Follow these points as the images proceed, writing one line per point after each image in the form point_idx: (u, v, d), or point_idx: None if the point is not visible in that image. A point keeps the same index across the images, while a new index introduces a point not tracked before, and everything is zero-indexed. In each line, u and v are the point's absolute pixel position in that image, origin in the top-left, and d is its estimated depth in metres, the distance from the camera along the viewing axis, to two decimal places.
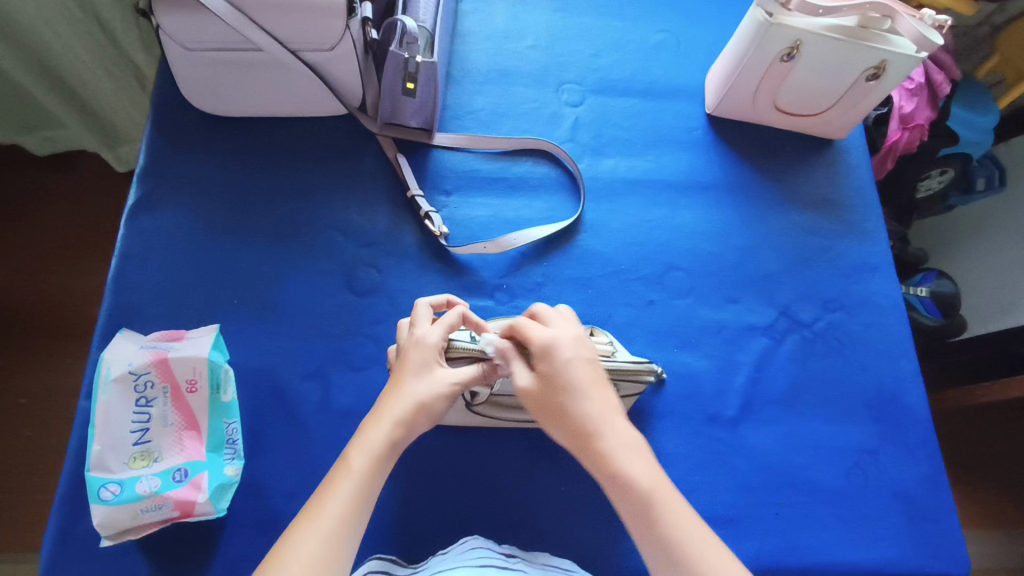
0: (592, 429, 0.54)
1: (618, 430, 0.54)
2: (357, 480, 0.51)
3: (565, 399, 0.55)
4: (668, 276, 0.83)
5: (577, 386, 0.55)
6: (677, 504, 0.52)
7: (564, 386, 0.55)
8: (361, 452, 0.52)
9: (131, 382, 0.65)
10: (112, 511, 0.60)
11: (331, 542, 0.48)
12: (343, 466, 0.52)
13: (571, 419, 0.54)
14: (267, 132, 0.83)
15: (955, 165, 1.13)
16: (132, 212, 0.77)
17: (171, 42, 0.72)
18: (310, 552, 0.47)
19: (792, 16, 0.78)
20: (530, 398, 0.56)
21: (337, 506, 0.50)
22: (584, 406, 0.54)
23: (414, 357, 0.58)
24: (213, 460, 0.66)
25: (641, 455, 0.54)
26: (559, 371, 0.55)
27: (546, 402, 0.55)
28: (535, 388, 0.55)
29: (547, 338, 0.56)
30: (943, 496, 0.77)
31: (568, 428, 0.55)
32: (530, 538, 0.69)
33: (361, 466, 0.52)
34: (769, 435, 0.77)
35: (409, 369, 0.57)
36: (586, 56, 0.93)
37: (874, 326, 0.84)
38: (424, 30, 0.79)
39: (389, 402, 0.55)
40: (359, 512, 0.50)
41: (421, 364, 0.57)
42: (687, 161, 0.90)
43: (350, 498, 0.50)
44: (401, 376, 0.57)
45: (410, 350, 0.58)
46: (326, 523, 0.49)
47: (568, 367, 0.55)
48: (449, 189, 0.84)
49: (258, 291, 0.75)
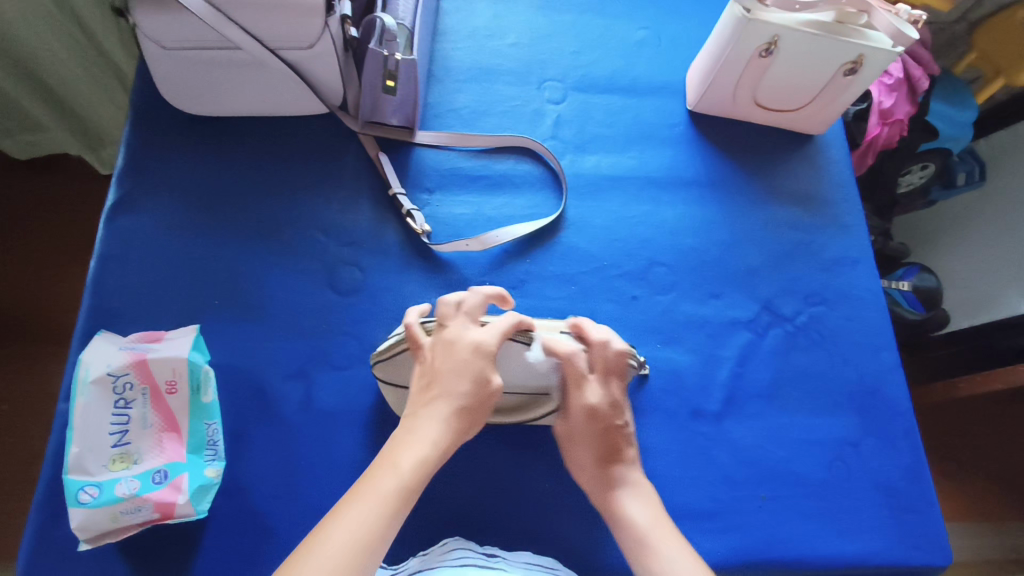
0: (602, 485, 0.62)
1: (627, 489, 0.62)
2: (400, 479, 0.52)
3: (592, 455, 0.63)
4: (651, 271, 0.83)
5: (601, 449, 0.63)
6: (667, 541, 0.57)
7: (594, 448, 0.63)
8: (411, 453, 0.54)
9: (110, 383, 0.64)
10: (90, 513, 0.60)
11: (369, 534, 0.48)
12: (390, 463, 0.53)
13: (589, 474, 0.63)
14: (248, 131, 0.82)
15: (935, 160, 1.14)
16: (111, 212, 0.76)
17: (147, 40, 0.72)
18: (345, 539, 0.47)
19: (769, 12, 0.79)
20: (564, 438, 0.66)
21: (379, 499, 0.50)
22: (605, 468, 0.63)
23: (471, 367, 0.59)
24: (193, 461, 0.65)
25: (644, 502, 0.61)
26: (592, 434, 0.63)
27: (573, 448, 0.65)
28: (568, 433, 0.65)
29: (589, 405, 0.63)
30: (925, 488, 0.77)
31: (583, 475, 0.64)
32: (514, 535, 0.69)
33: (409, 467, 0.53)
34: (752, 429, 0.78)
35: (467, 378, 0.58)
36: (567, 54, 0.93)
37: (855, 319, 0.85)
38: (403, 27, 0.78)
39: (446, 409, 0.57)
40: (395, 511, 0.50)
41: (478, 373, 0.58)
42: (669, 157, 0.90)
43: (390, 493, 0.51)
44: (459, 386, 0.58)
45: (467, 356, 0.59)
46: (366, 514, 0.49)
47: (599, 431, 0.63)
48: (431, 186, 0.83)
49: (239, 291, 0.75)
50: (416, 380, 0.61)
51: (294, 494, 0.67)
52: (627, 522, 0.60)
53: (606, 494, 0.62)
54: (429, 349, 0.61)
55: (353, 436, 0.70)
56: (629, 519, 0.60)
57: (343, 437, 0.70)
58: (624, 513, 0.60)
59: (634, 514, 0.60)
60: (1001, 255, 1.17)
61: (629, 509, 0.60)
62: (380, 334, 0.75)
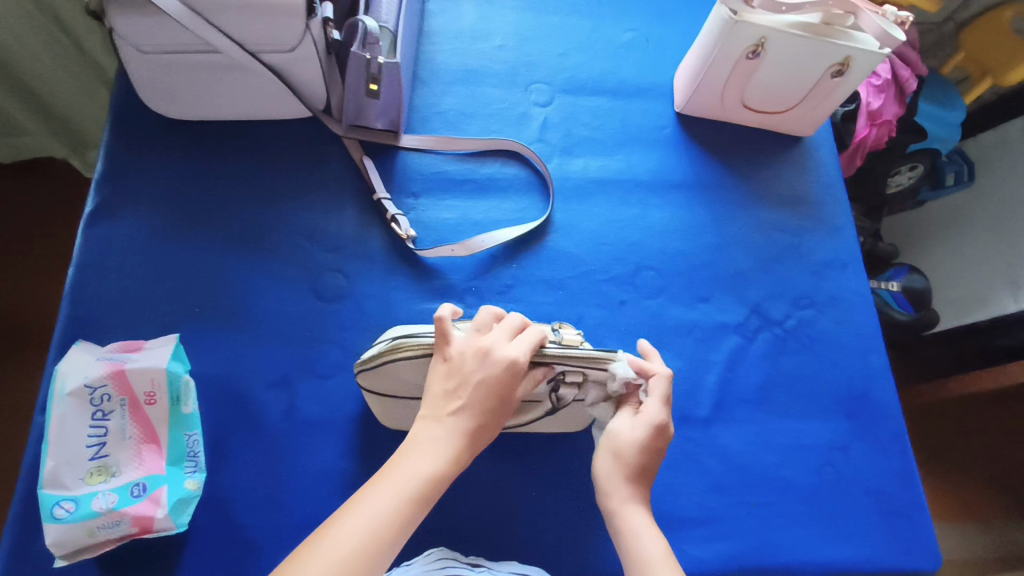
0: (621, 504, 0.56)
1: (642, 515, 0.55)
2: (413, 488, 0.47)
3: (634, 471, 0.57)
4: (639, 275, 0.82)
5: (643, 467, 0.57)
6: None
7: (641, 460, 0.57)
8: (427, 461, 0.49)
9: (87, 396, 0.63)
10: (66, 529, 0.58)
11: (369, 547, 0.44)
12: (406, 468, 0.48)
13: (618, 490, 0.56)
14: (229, 136, 0.81)
15: (924, 160, 1.15)
16: (90, 219, 0.75)
17: (125, 44, 0.70)
18: (345, 549, 0.43)
19: (755, 13, 0.78)
20: (610, 446, 0.58)
21: (389, 509, 0.46)
22: (634, 487, 0.57)
23: (503, 384, 0.53)
24: (173, 474, 0.64)
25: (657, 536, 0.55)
26: (647, 448, 0.57)
27: (618, 459, 0.57)
28: (631, 445, 0.57)
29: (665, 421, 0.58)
30: (914, 492, 0.77)
31: (603, 484, 0.57)
32: (501, 545, 0.68)
33: (425, 477, 0.48)
34: (741, 434, 0.77)
35: (495, 396, 0.52)
36: (554, 56, 0.92)
37: (844, 322, 0.84)
38: (386, 30, 0.77)
39: (466, 423, 0.51)
40: (404, 524, 0.46)
41: (507, 393, 0.53)
42: (658, 160, 0.89)
43: (400, 502, 0.47)
44: (487, 402, 0.52)
45: (502, 372, 0.53)
46: (371, 522, 0.45)
47: (652, 450, 0.57)
48: (417, 191, 0.82)
49: (221, 299, 0.74)
50: (439, 380, 0.54)
51: (277, 506, 0.66)
52: (632, 539, 0.54)
53: (619, 514, 0.55)
54: (461, 352, 0.54)
55: (338, 445, 0.69)
56: (639, 551, 0.53)
57: (328, 447, 0.69)
58: (633, 543, 0.54)
59: (647, 549, 0.53)
60: (985, 253, 1.18)
61: (640, 542, 0.54)
62: (364, 341, 0.74)
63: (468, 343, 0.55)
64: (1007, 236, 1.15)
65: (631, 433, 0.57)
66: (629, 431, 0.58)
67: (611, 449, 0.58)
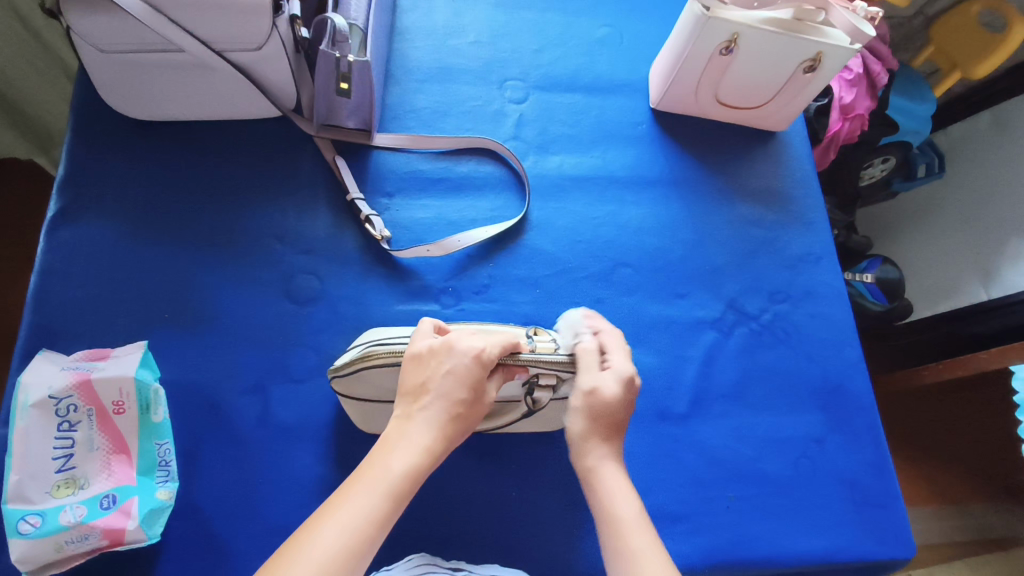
0: (598, 463, 0.55)
1: (618, 473, 0.55)
2: (390, 486, 0.46)
3: (608, 425, 0.56)
4: (616, 273, 0.82)
5: (617, 423, 0.56)
6: (642, 542, 0.50)
7: (615, 413, 0.56)
8: (403, 458, 0.48)
9: (51, 407, 0.61)
10: (32, 545, 0.56)
11: (352, 547, 0.43)
12: (382, 466, 0.47)
13: (592, 446, 0.55)
14: (196, 136, 0.79)
15: (897, 152, 1.16)
16: (52, 224, 0.73)
17: (83, 43, 0.68)
18: (326, 552, 0.42)
19: (728, 10, 0.78)
20: (585, 401, 0.56)
21: (368, 507, 0.45)
22: (608, 443, 0.56)
23: (472, 375, 0.52)
24: (144, 484, 0.62)
25: (631, 496, 0.54)
26: (618, 403, 0.55)
27: (592, 416, 0.55)
28: (604, 397, 0.55)
29: (631, 371, 0.57)
30: (888, 482, 0.78)
31: (575, 440, 0.56)
32: (481, 546, 0.68)
33: (401, 474, 0.47)
34: (718, 429, 0.78)
35: (466, 387, 0.52)
36: (529, 52, 0.92)
37: (819, 315, 0.85)
38: (356, 28, 0.76)
39: (440, 414, 0.50)
40: (382, 521, 0.45)
41: (478, 383, 0.52)
42: (633, 156, 0.89)
43: (378, 502, 0.45)
44: (458, 392, 0.51)
45: (470, 363, 0.52)
46: (351, 524, 0.44)
47: (622, 404, 0.56)
48: (391, 190, 0.81)
49: (189, 305, 0.72)
50: (407, 376, 0.53)
51: (252, 513, 0.65)
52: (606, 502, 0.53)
53: (597, 471, 0.55)
54: (429, 348, 0.54)
55: (314, 451, 0.69)
56: (610, 506, 0.53)
57: (303, 453, 0.68)
58: (605, 501, 0.53)
59: (617, 504, 0.53)
60: (964, 245, 1.18)
61: (611, 499, 0.53)
62: (339, 345, 0.73)
63: (435, 341, 0.55)
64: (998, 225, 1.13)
65: (607, 387, 0.56)
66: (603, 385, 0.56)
67: (588, 403, 0.55)
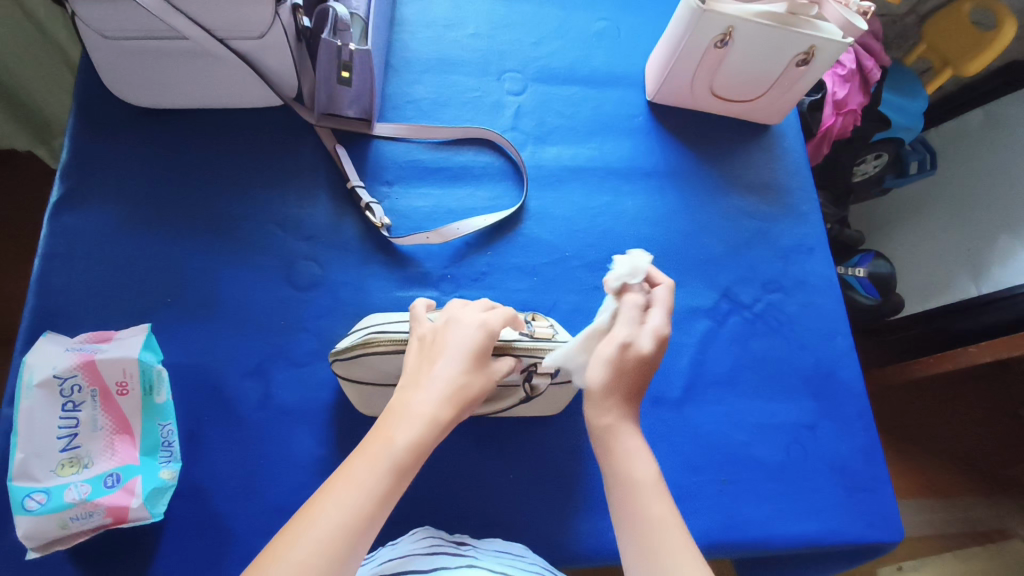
0: (617, 424, 0.51)
1: (635, 438, 0.50)
2: (393, 460, 0.46)
3: (628, 386, 0.52)
4: (612, 262, 0.84)
5: (637, 385, 0.52)
6: (657, 509, 0.47)
7: (640, 375, 0.52)
8: (407, 430, 0.48)
9: (56, 386, 0.62)
10: (37, 521, 0.57)
11: (352, 523, 0.43)
12: (385, 439, 0.47)
13: (612, 407, 0.51)
14: (198, 124, 0.80)
15: (887, 148, 1.18)
16: (55, 209, 0.74)
17: (88, 30, 0.69)
18: (331, 527, 0.42)
19: (723, 3, 0.80)
20: (616, 360, 0.51)
21: (371, 482, 0.45)
22: (627, 403, 0.52)
23: (478, 342, 0.53)
24: (148, 464, 0.63)
25: (648, 461, 0.50)
26: (650, 364, 0.52)
27: (617, 369, 0.51)
28: (638, 354, 0.52)
29: (666, 328, 0.53)
30: (877, 468, 0.80)
31: (601, 407, 0.51)
32: (478, 529, 0.69)
33: (404, 445, 0.47)
34: (711, 414, 0.79)
35: (471, 355, 0.53)
36: (527, 45, 0.93)
37: (811, 305, 0.87)
38: (357, 17, 0.77)
39: (447, 384, 0.51)
40: (385, 496, 0.45)
41: (483, 351, 0.53)
42: (629, 148, 0.91)
43: (382, 476, 0.46)
44: (464, 360, 0.52)
45: (474, 332, 0.54)
46: (354, 499, 0.44)
47: (650, 370, 0.53)
48: (390, 179, 0.83)
49: (193, 289, 0.73)
50: (414, 355, 0.54)
51: (254, 495, 0.66)
52: (618, 467, 0.49)
53: (614, 433, 0.50)
54: (433, 328, 0.56)
55: (314, 433, 0.70)
56: (627, 471, 0.49)
57: (303, 435, 0.69)
58: (620, 463, 0.49)
59: (631, 469, 0.49)
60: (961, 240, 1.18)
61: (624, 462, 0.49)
62: (339, 329, 0.74)
63: (438, 323, 0.57)
64: (981, 221, 1.16)
65: (641, 344, 0.52)
66: (638, 340, 0.52)
67: (615, 354, 0.52)
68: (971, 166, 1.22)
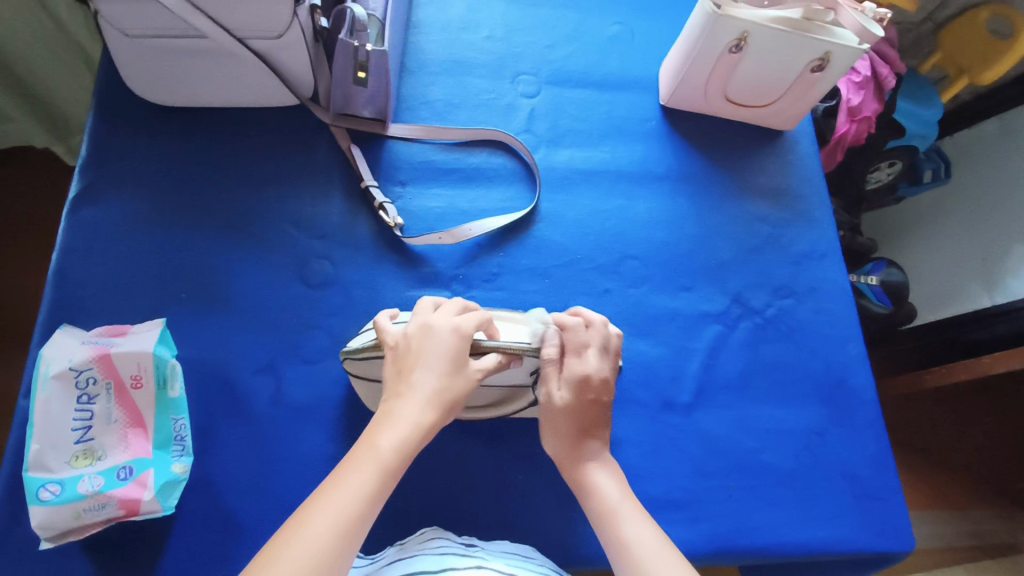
0: (587, 467, 0.61)
1: (605, 474, 0.61)
2: (381, 463, 0.48)
3: (569, 429, 0.61)
4: (623, 265, 0.84)
5: (580, 426, 0.62)
6: (638, 525, 0.56)
7: (576, 419, 0.61)
8: (392, 435, 0.50)
9: (72, 378, 0.62)
10: (51, 512, 0.58)
11: (346, 523, 0.44)
12: (371, 444, 0.49)
13: (573, 453, 0.62)
14: (215, 122, 0.81)
15: (903, 156, 1.17)
16: (74, 204, 0.74)
17: (110, 28, 0.70)
18: (326, 527, 0.43)
19: (738, 8, 0.79)
20: (546, 410, 0.62)
21: (360, 483, 0.47)
22: (583, 443, 0.62)
23: (452, 347, 0.54)
24: (160, 458, 0.64)
25: (620, 489, 0.60)
26: (578, 406, 0.61)
27: (551, 420, 0.62)
28: (561, 402, 0.61)
29: (583, 372, 0.61)
30: (889, 477, 0.79)
31: (566, 456, 0.62)
32: (486, 529, 0.69)
33: (390, 449, 0.49)
34: (722, 419, 0.79)
35: (448, 359, 0.53)
36: (541, 48, 0.93)
37: (823, 311, 0.87)
38: (374, 18, 0.78)
39: (428, 390, 0.52)
40: (375, 496, 0.47)
41: (458, 354, 0.54)
42: (641, 152, 0.91)
43: (370, 477, 0.47)
44: (441, 365, 0.53)
45: (448, 337, 0.54)
46: (346, 498, 0.45)
47: (583, 404, 0.61)
48: (403, 179, 0.83)
49: (207, 285, 0.74)
50: (389, 364, 0.55)
51: (264, 490, 0.67)
52: (596, 497, 0.59)
53: (585, 475, 0.61)
54: (406, 334, 0.56)
55: (324, 430, 0.70)
56: (602, 502, 0.59)
57: (314, 432, 0.70)
58: (596, 497, 0.59)
59: (607, 498, 0.59)
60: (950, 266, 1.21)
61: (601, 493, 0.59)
62: (351, 327, 0.75)
63: (410, 327, 0.57)
64: (984, 237, 1.17)
65: (559, 393, 0.61)
66: (556, 389, 0.61)
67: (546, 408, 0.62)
68: (982, 176, 1.21)
